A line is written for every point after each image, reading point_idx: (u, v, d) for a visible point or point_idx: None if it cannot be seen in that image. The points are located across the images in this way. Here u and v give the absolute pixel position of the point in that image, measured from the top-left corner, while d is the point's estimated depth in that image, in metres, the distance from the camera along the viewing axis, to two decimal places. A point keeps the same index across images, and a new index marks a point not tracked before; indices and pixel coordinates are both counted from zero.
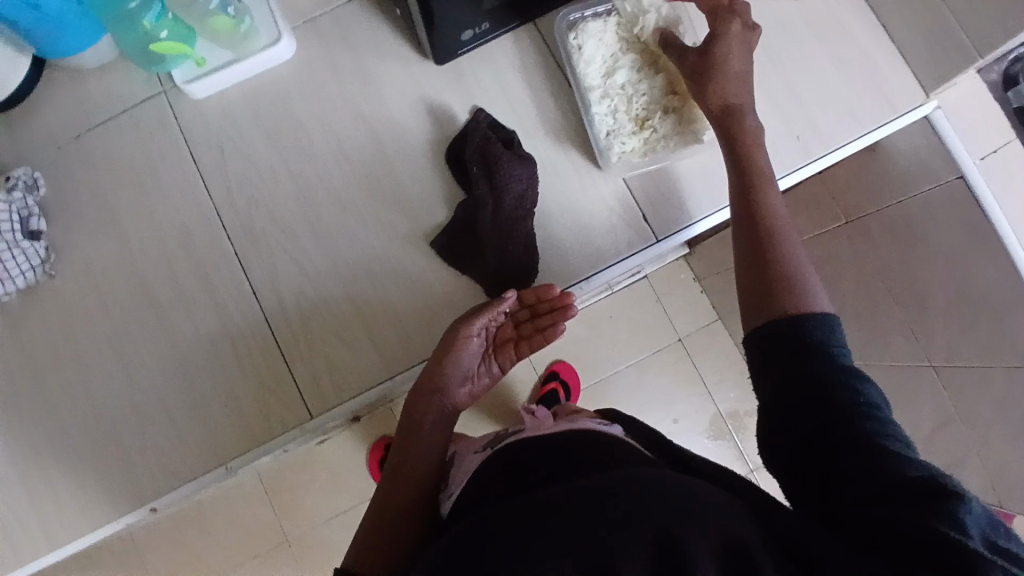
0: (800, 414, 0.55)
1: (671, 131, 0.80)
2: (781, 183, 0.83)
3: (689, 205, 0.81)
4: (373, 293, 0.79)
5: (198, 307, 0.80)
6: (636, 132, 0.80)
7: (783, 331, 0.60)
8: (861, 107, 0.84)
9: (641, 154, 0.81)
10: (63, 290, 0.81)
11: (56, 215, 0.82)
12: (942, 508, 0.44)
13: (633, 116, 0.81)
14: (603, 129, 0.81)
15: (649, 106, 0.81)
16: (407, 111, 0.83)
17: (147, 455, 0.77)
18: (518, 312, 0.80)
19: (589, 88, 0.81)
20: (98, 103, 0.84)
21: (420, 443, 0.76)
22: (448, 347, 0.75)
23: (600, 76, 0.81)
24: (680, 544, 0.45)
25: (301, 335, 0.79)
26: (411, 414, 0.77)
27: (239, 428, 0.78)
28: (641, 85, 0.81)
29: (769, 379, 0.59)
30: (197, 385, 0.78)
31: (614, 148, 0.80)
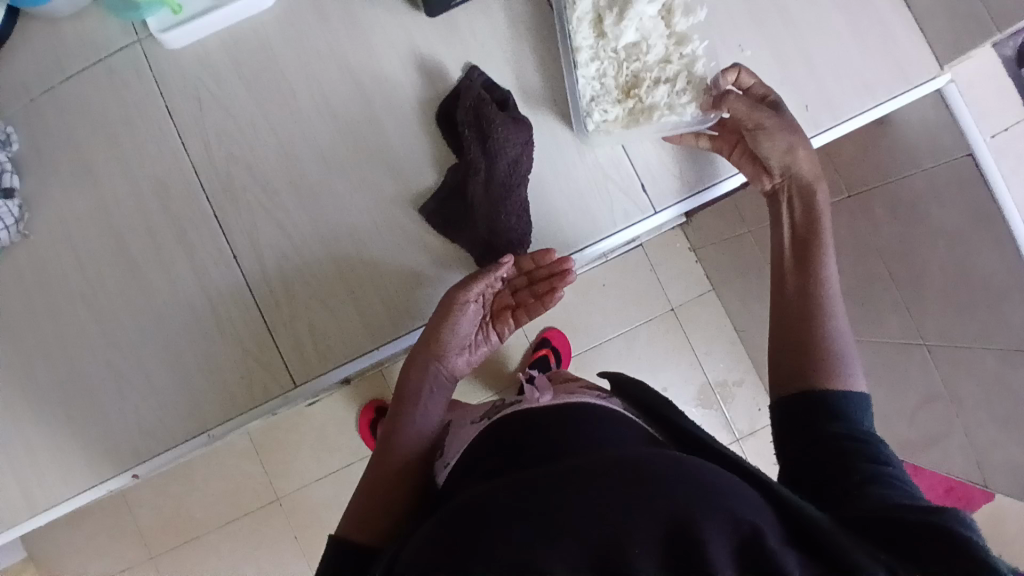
0: (826, 458, 0.62)
1: (658, 102, 0.75)
2: (815, 143, 0.81)
3: (690, 177, 0.80)
4: (359, 259, 0.77)
5: (178, 269, 0.77)
6: (620, 101, 0.76)
7: (810, 399, 0.66)
8: (873, 75, 0.81)
9: (623, 125, 0.76)
10: (37, 249, 0.78)
11: (29, 171, 0.79)
12: (948, 513, 0.49)
13: (620, 84, 0.77)
14: (588, 93, 0.77)
15: (639, 75, 0.76)
16: (396, 66, 0.79)
17: (128, 420, 0.76)
18: (516, 278, 0.78)
19: (577, 48, 0.76)
20: (70, 52, 0.79)
21: (417, 411, 0.77)
22: (444, 315, 0.73)
23: (592, 38, 0.77)
24: (695, 531, 0.44)
25: (285, 300, 0.77)
26: (409, 382, 0.78)
27: (220, 396, 0.76)
28: (634, 51, 0.76)
29: (802, 433, 0.65)
30: (177, 350, 0.76)
31: (594, 116, 0.76)
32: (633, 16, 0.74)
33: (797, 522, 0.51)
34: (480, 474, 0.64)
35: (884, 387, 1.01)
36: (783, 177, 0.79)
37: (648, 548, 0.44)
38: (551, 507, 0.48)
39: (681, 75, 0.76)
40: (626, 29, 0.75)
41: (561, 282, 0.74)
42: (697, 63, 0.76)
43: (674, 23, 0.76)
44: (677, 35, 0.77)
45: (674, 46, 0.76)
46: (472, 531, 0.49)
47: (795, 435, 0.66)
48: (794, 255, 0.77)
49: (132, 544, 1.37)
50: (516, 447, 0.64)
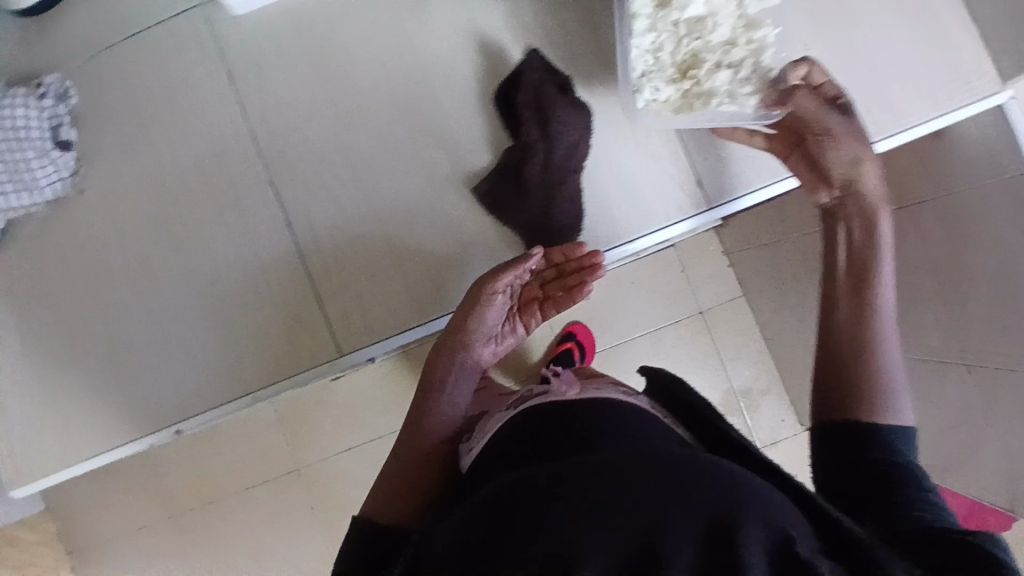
0: (860, 469, 0.59)
1: (716, 86, 0.74)
2: (879, 147, 0.86)
3: (746, 175, 0.78)
4: (408, 235, 0.77)
5: (232, 233, 0.78)
6: (674, 80, 0.75)
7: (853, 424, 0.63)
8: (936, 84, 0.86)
9: (673, 106, 0.75)
10: (93, 204, 0.80)
11: (86, 127, 0.80)
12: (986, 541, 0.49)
13: (677, 63, 0.75)
14: (639, 67, 0.74)
15: (698, 55, 0.75)
16: (458, 45, 0.79)
17: (176, 376, 0.78)
18: (544, 270, 0.78)
19: (633, 15, 0.73)
20: (134, 11, 0.80)
21: (442, 400, 0.76)
22: (472, 305, 0.73)
23: (653, 9, 0.74)
24: (734, 533, 0.44)
25: (334, 271, 0.77)
26: (433, 370, 0.77)
27: (266, 360, 0.77)
28: (696, 29, 0.75)
29: (836, 445, 0.62)
30: (229, 312, 0.78)
31: (645, 92, 0.74)
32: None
33: (835, 530, 0.51)
34: (505, 463, 0.63)
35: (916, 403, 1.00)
36: (843, 193, 0.75)
37: (687, 544, 0.44)
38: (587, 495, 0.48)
39: (747, 60, 0.75)
40: (693, 5, 0.74)
41: (590, 276, 0.74)
42: (765, 49, 0.75)
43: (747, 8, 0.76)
44: (747, 19, 0.76)
45: (743, 29, 0.75)
46: (504, 519, 0.50)
47: (829, 445, 0.63)
48: (850, 277, 0.71)
49: (154, 503, 1.38)
50: (543, 438, 0.64)
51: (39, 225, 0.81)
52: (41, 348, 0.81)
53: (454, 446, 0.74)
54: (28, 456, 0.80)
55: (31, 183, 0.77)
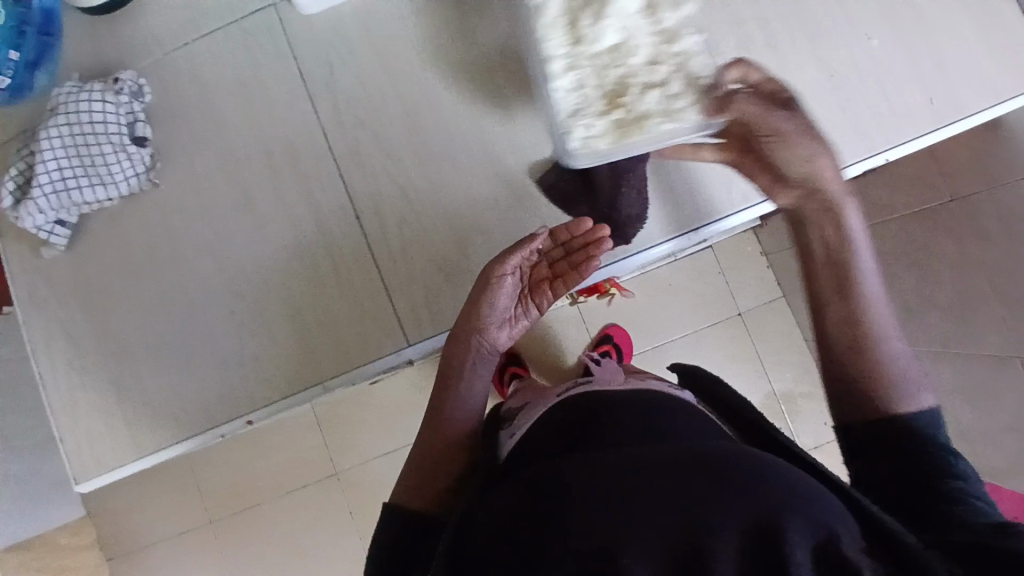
0: (894, 469, 0.59)
1: (650, 109, 0.66)
2: (849, 171, 0.77)
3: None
4: (475, 227, 0.78)
5: (302, 226, 0.79)
6: (604, 112, 0.68)
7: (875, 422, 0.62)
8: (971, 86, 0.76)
9: (610, 140, 0.67)
10: (165, 198, 0.81)
11: (160, 123, 0.82)
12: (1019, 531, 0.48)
13: (603, 95, 0.68)
14: (567, 108, 0.68)
15: (625, 82, 0.68)
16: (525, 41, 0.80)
17: (246, 365, 0.79)
18: (551, 250, 0.76)
19: (550, 58, 0.68)
20: (208, 11, 0.82)
21: (461, 386, 0.75)
22: (481, 290, 0.72)
23: (567, 44, 0.68)
24: (779, 530, 0.45)
25: (402, 262, 0.79)
26: (450, 357, 0.75)
27: (336, 350, 0.79)
28: (616, 55, 0.68)
29: (870, 450, 0.61)
30: (299, 302, 0.79)
31: (577, 132, 0.68)
32: (609, 18, 0.67)
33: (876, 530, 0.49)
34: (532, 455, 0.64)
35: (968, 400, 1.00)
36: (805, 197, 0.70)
37: (732, 536, 0.46)
38: (638, 485, 0.50)
39: (674, 76, 0.67)
40: (603, 31, 0.68)
41: (595, 252, 0.73)
42: (692, 60, 0.67)
43: (661, 17, 0.68)
44: (665, 29, 0.68)
45: (663, 44, 0.68)
46: (546, 502, 0.51)
47: (862, 449, 0.62)
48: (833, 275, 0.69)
49: (194, 506, 1.39)
50: (576, 426, 0.65)
51: (109, 220, 0.82)
52: (111, 339, 0.82)
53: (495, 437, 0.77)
54: (98, 447, 0.82)
55: (108, 178, 0.79)
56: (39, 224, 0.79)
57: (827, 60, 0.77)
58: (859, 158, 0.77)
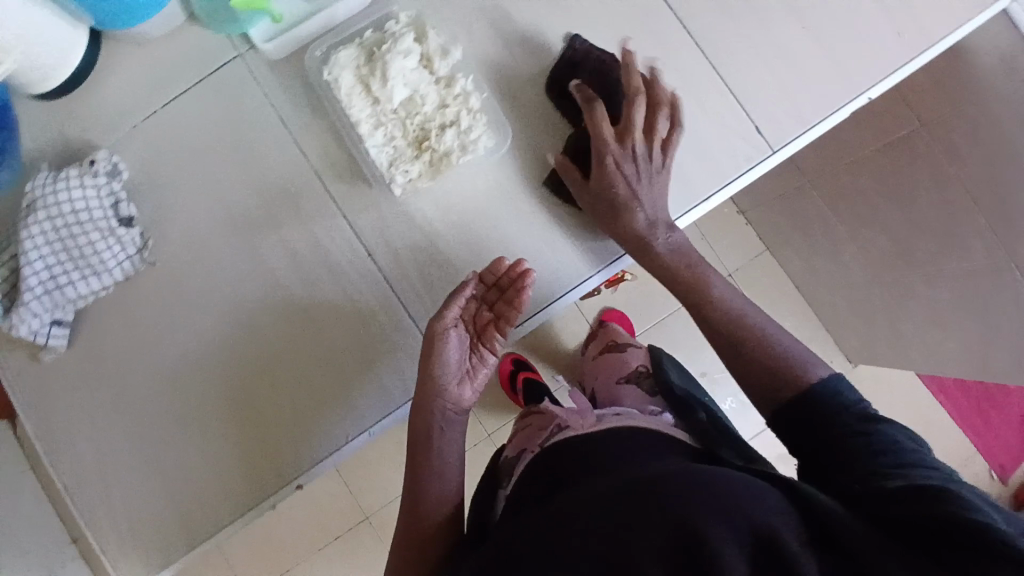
0: (829, 454, 0.57)
1: (451, 147, 0.72)
2: (681, 222, 0.78)
3: (804, 109, 0.78)
4: (492, 240, 0.76)
5: (312, 274, 0.77)
6: (416, 156, 0.72)
7: (802, 404, 0.61)
8: (883, 46, 0.79)
9: (428, 178, 0.72)
10: (164, 274, 0.78)
11: (142, 199, 0.78)
12: (951, 501, 0.46)
13: (411, 141, 0.72)
14: (383, 160, 0.72)
15: (425, 126, 0.72)
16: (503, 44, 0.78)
17: (283, 430, 0.76)
18: (487, 292, 0.73)
19: (356, 122, 0.72)
20: (172, 73, 0.79)
21: (434, 457, 0.73)
22: (428, 351, 0.71)
23: (367, 106, 0.72)
24: (704, 542, 0.45)
25: (424, 290, 0.76)
26: (417, 429, 0.73)
27: (372, 396, 0.76)
28: (411, 105, 0.72)
29: (804, 446, 0.60)
30: (325, 353, 0.76)
31: (397, 179, 0.72)
32: (391, 77, 0.71)
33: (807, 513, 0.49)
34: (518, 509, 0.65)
35: (975, 314, 1.05)
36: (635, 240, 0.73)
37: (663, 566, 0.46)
38: (578, 537, 0.50)
39: (461, 113, 0.72)
40: (389, 90, 0.71)
41: (524, 284, 0.70)
42: (471, 97, 0.72)
43: (435, 68, 0.72)
44: (442, 77, 0.73)
45: (445, 88, 0.72)
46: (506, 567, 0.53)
47: (797, 446, 0.60)
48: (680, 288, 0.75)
49: None
50: (557, 470, 0.66)
51: (107, 308, 0.78)
52: (135, 430, 0.78)
53: (485, 493, 0.76)
54: (142, 546, 0.77)
55: (100, 265, 0.75)
56: (35, 328, 0.74)
57: (799, 12, 0.79)
58: (845, 103, 0.79)
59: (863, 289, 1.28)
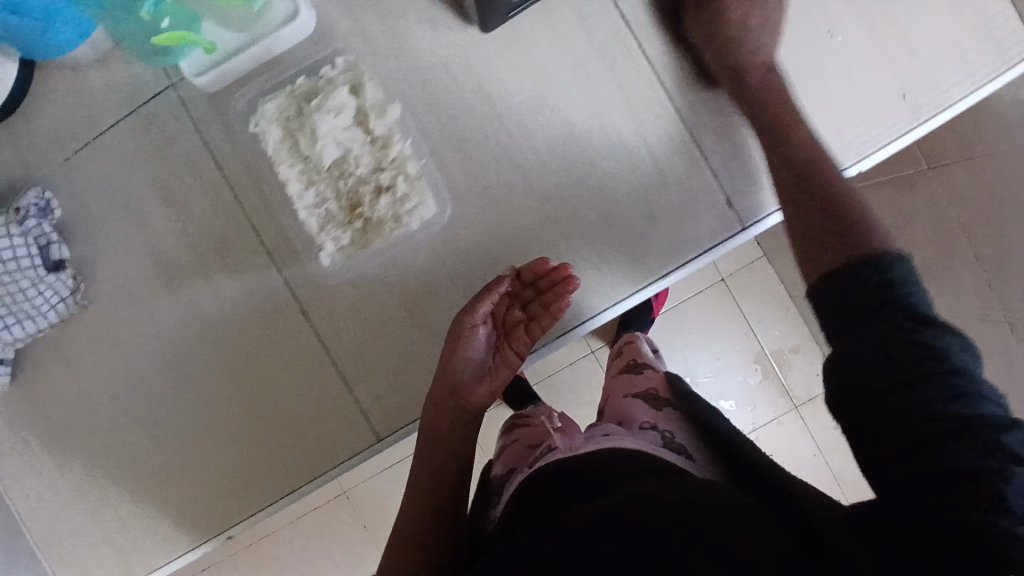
0: (871, 377, 0.50)
1: (384, 215, 0.68)
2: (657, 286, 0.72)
3: (863, 129, 0.73)
4: (431, 307, 0.73)
5: (246, 325, 0.74)
6: (347, 222, 0.68)
7: (852, 286, 0.54)
8: (888, 109, 0.73)
9: (359, 247, 0.69)
10: (99, 317, 0.76)
11: (76, 238, 0.76)
12: (978, 495, 0.42)
13: (343, 205, 0.68)
14: (313, 224, 0.68)
15: (358, 189, 0.68)
16: (460, 93, 0.74)
17: (215, 479, 0.76)
18: (522, 291, 0.71)
19: (284, 180, 0.68)
20: (105, 103, 0.75)
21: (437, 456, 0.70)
22: (454, 343, 0.69)
23: (297, 163, 0.68)
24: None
25: (359, 351, 0.74)
26: (427, 421, 0.70)
27: (305, 455, 0.74)
28: (343, 166, 0.67)
29: (839, 348, 0.52)
30: (258, 407, 0.75)
31: (327, 246, 0.68)
32: (321, 136, 0.66)
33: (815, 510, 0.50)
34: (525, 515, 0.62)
35: None
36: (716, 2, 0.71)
37: None
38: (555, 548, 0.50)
39: (397, 179, 0.67)
40: (320, 151, 0.67)
41: (566, 289, 0.68)
42: (409, 162, 0.67)
43: (371, 127, 0.67)
44: (378, 137, 0.68)
45: (379, 150, 0.67)
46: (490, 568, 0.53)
47: (836, 336, 0.53)
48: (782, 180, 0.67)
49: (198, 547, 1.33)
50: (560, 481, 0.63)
51: (43, 347, 0.77)
52: (70, 468, 0.77)
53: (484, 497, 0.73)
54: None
55: (32, 310, 0.73)
56: None
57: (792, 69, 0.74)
58: (852, 160, 0.73)
59: None
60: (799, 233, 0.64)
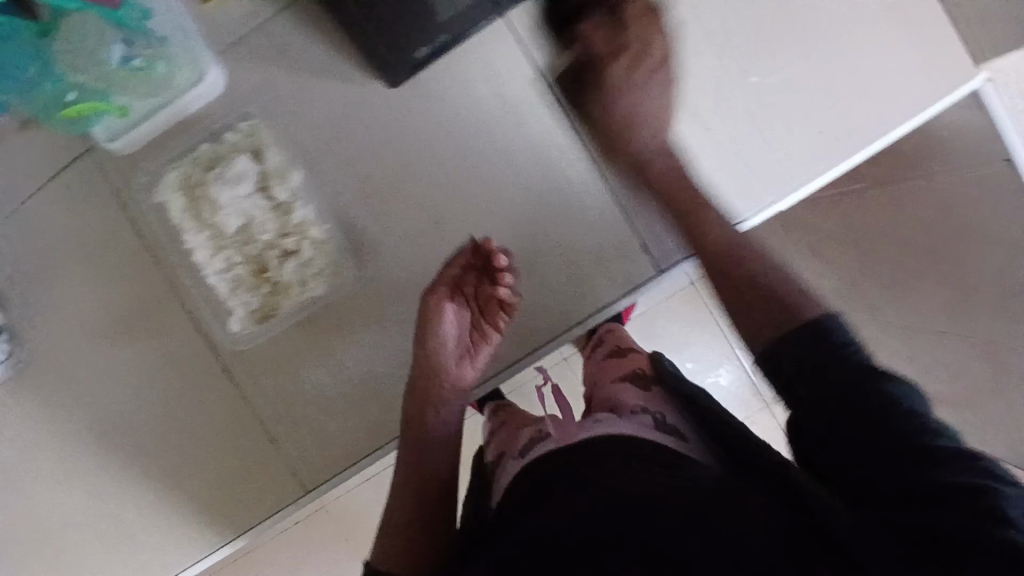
0: (829, 415, 0.50)
1: (291, 279, 0.70)
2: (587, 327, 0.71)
3: (792, 166, 0.71)
4: (349, 361, 0.72)
5: (174, 384, 0.75)
6: (256, 286, 0.71)
7: (797, 348, 0.55)
8: (804, 149, 0.71)
9: (267, 312, 0.71)
10: (33, 378, 0.77)
11: (10, 302, 0.77)
12: (976, 506, 0.43)
13: (251, 270, 0.71)
14: (222, 289, 0.71)
15: (264, 255, 0.70)
16: (372, 146, 0.72)
17: (148, 535, 0.76)
18: (483, 269, 0.68)
19: (191, 250, 0.70)
20: (29, 169, 0.76)
21: (422, 444, 0.70)
22: (421, 331, 0.68)
23: (203, 232, 0.70)
24: None
25: (280, 406, 0.73)
26: (408, 412, 0.69)
27: (233, 510, 0.75)
28: (248, 233, 0.70)
29: (795, 399, 0.53)
30: (188, 463, 0.76)
31: (237, 310, 0.71)
32: (221, 207, 0.69)
33: (801, 502, 0.51)
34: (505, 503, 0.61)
35: None
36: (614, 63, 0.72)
37: None
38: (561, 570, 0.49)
39: (301, 244, 0.70)
40: (222, 221, 0.69)
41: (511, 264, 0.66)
42: (312, 227, 0.70)
43: (273, 194, 0.70)
44: (281, 203, 0.70)
45: (283, 216, 0.70)
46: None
47: (789, 391, 0.54)
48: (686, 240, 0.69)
49: None
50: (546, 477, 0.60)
51: None
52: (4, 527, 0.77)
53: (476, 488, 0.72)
54: None
55: None
56: None
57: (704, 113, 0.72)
58: (776, 200, 0.71)
59: None
60: (724, 295, 0.65)
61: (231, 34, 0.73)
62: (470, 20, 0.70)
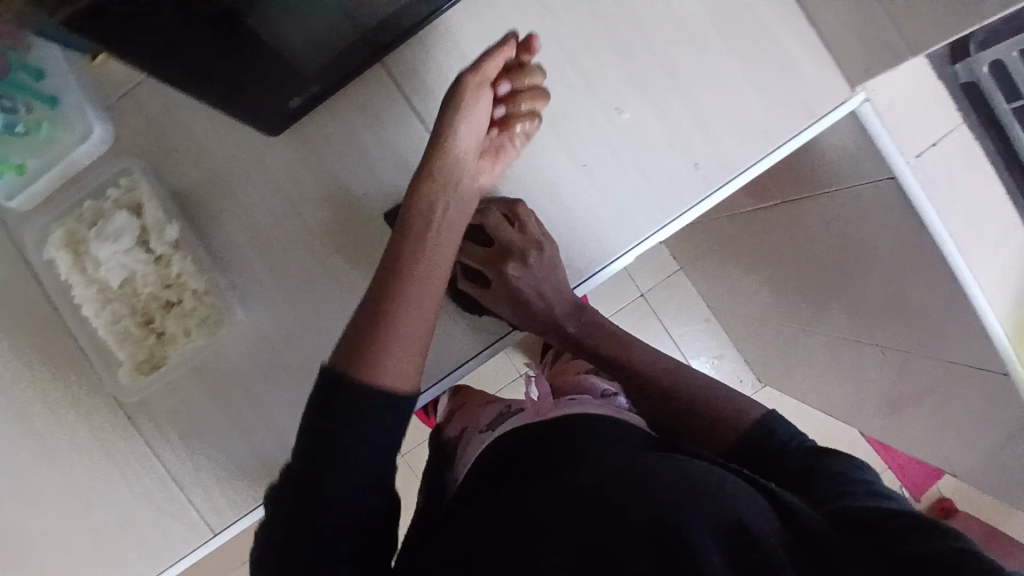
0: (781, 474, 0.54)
1: (174, 330, 0.73)
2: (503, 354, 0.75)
3: (667, 199, 0.72)
4: (249, 403, 0.74)
5: (76, 435, 0.75)
6: (142, 337, 0.73)
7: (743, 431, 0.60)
8: (679, 180, 0.72)
9: (154, 362, 0.73)
10: None
11: None
12: (931, 532, 0.41)
13: (136, 322, 0.73)
14: (110, 340, 0.73)
15: (148, 307, 0.73)
16: (262, 192, 0.74)
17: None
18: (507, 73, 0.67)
19: (79, 303, 0.72)
20: None
21: (431, 243, 0.61)
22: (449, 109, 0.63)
23: (87, 286, 0.72)
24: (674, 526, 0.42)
25: (185, 451, 0.75)
26: (417, 204, 0.62)
27: (144, 553, 0.76)
28: (131, 285, 0.72)
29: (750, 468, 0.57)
30: (94, 512, 0.76)
31: (124, 361, 0.73)
32: (102, 262, 0.71)
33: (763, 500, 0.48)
34: (478, 490, 0.62)
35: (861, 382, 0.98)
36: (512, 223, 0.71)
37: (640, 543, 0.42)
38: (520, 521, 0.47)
39: (183, 294, 0.72)
40: (105, 275, 0.71)
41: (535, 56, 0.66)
42: (194, 279, 0.72)
43: (152, 247, 0.72)
44: (161, 255, 0.72)
45: (163, 268, 0.72)
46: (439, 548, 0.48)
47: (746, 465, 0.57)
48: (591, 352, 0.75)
49: None
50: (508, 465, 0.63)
51: None
52: None
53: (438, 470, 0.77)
54: None
55: None
56: None
57: (582, 147, 0.72)
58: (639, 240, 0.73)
59: (756, 327, 1.17)
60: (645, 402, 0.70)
61: (119, 89, 0.74)
62: (341, 71, 0.70)
